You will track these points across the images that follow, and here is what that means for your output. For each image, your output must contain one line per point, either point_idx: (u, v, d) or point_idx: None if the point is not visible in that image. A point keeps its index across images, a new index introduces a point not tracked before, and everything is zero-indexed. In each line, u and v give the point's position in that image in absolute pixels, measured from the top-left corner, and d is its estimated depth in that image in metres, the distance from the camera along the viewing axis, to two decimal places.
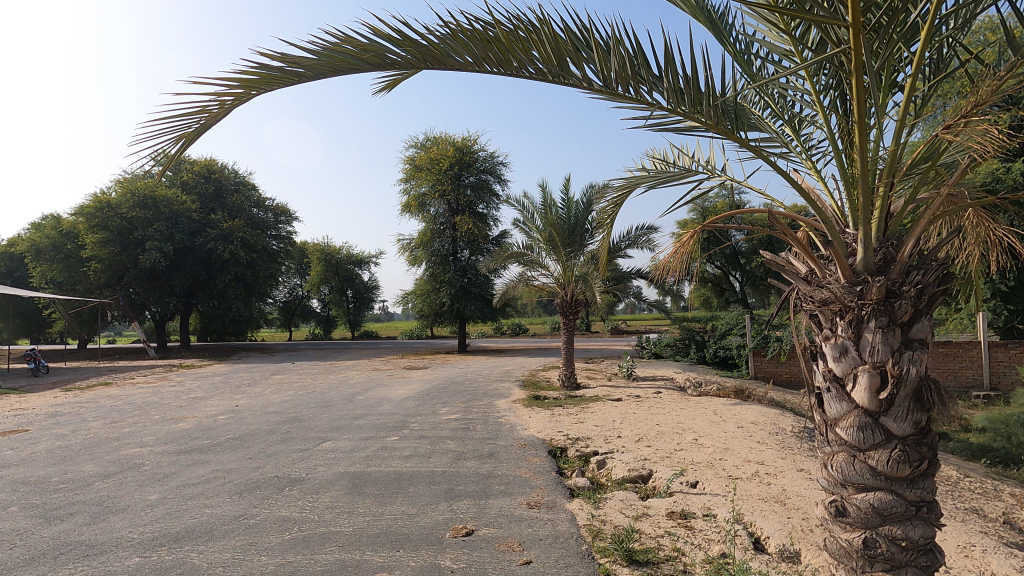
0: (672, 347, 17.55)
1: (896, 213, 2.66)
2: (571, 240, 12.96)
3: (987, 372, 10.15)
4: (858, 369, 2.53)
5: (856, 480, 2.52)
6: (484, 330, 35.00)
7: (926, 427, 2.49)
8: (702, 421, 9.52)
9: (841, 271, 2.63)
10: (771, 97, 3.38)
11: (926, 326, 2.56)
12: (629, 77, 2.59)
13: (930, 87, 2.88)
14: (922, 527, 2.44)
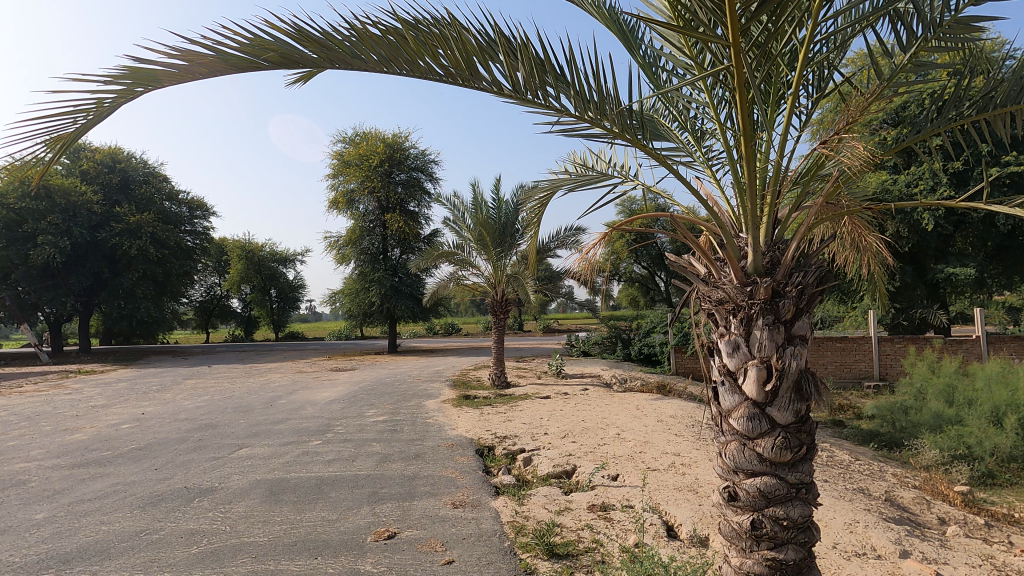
0: (600, 345, 18.06)
1: (782, 220, 2.88)
2: (502, 240, 13.01)
3: (877, 364, 11.17)
4: (749, 363, 2.74)
5: (746, 466, 2.73)
6: (416, 329, 34.49)
7: (806, 415, 2.72)
8: (625, 416, 9.88)
9: (734, 273, 2.83)
10: (677, 108, 3.55)
11: (806, 323, 2.79)
12: (537, 83, 2.65)
13: (813, 104, 3.14)
14: (801, 507, 2.67)
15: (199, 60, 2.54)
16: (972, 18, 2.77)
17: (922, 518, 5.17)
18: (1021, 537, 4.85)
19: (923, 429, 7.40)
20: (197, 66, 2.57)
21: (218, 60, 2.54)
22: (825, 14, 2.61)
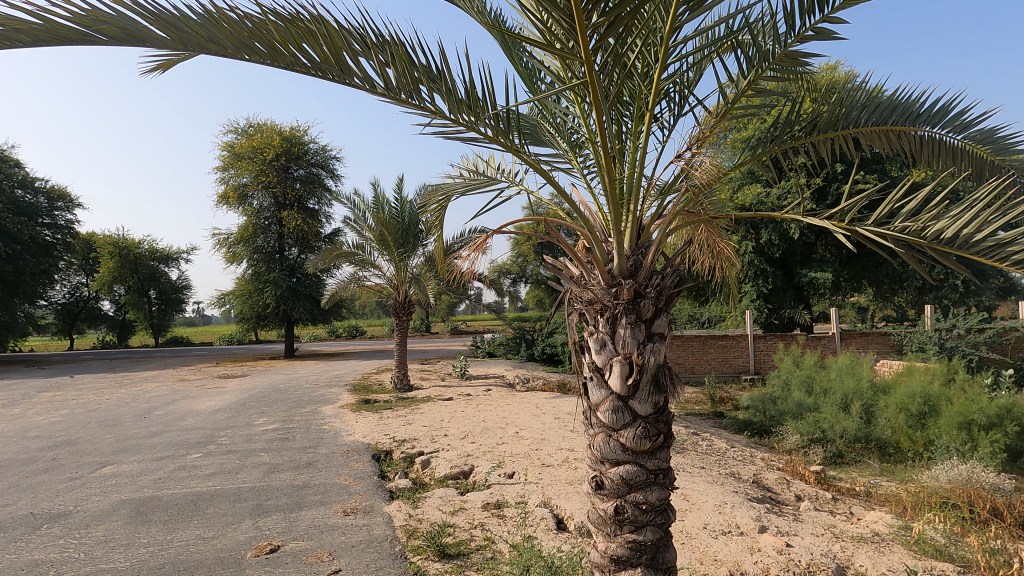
0: (504, 346, 18.28)
1: (645, 227, 3.11)
2: (405, 241, 12.79)
3: (752, 359, 12.25)
4: (614, 359, 2.93)
5: (611, 456, 2.92)
6: (316, 332, 32.91)
7: (663, 406, 2.96)
8: (525, 415, 10.10)
9: (601, 275, 3.01)
10: (556, 118, 3.74)
11: (664, 322, 3.04)
12: (409, 83, 2.68)
13: (672, 121, 3.43)
14: (658, 491, 2.90)
15: (20, 26, 2.29)
16: (798, 54, 3.18)
17: (781, 496, 5.75)
18: (858, 507, 5.55)
19: (788, 417, 8.23)
20: (17, 34, 2.32)
21: (45, 29, 2.30)
22: (676, 39, 2.87)
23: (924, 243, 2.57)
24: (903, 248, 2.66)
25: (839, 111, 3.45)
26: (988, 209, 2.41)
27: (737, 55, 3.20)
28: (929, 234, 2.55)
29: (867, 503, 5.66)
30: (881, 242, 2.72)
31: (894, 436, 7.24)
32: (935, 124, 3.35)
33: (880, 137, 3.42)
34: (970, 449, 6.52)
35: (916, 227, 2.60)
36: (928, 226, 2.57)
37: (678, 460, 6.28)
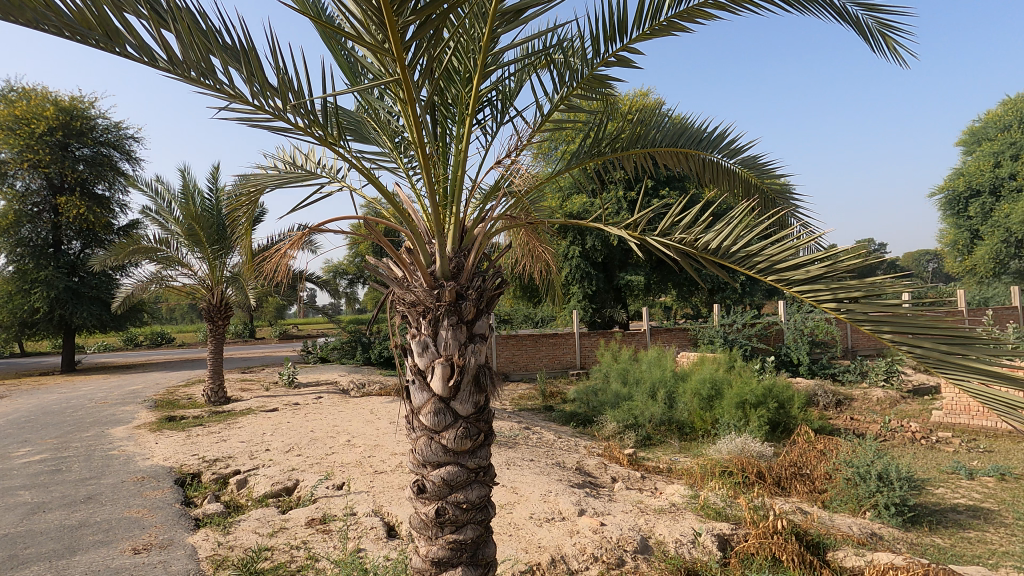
0: (338, 350, 17.32)
1: (468, 229, 3.15)
2: (220, 236, 11.39)
3: (579, 354, 13.18)
4: (435, 361, 2.92)
5: (433, 458, 2.92)
6: (107, 341, 27.86)
7: (484, 405, 3.02)
8: (358, 421, 9.66)
9: (423, 277, 2.98)
10: (379, 114, 3.65)
11: (485, 323, 3.11)
12: (201, 59, 2.40)
13: (494, 127, 3.55)
14: (478, 489, 2.96)
15: None
16: (603, 75, 3.49)
17: (599, 480, 6.26)
18: (662, 482, 6.28)
19: (608, 407, 9.01)
20: None
21: None
22: (493, 49, 2.97)
23: (696, 253, 3.00)
24: (681, 255, 3.09)
25: (639, 131, 3.88)
26: (740, 225, 2.90)
27: (551, 70, 3.42)
28: (700, 245, 2.99)
29: (668, 478, 6.43)
30: (665, 251, 3.13)
31: (690, 417, 8.33)
32: (714, 150, 3.93)
33: (672, 157, 3.91)
34: (744, 425, 7.79)
35: (689, 238, 3.04)
36: (699, 238, 3.02)
37: (509, 455, 6.51)
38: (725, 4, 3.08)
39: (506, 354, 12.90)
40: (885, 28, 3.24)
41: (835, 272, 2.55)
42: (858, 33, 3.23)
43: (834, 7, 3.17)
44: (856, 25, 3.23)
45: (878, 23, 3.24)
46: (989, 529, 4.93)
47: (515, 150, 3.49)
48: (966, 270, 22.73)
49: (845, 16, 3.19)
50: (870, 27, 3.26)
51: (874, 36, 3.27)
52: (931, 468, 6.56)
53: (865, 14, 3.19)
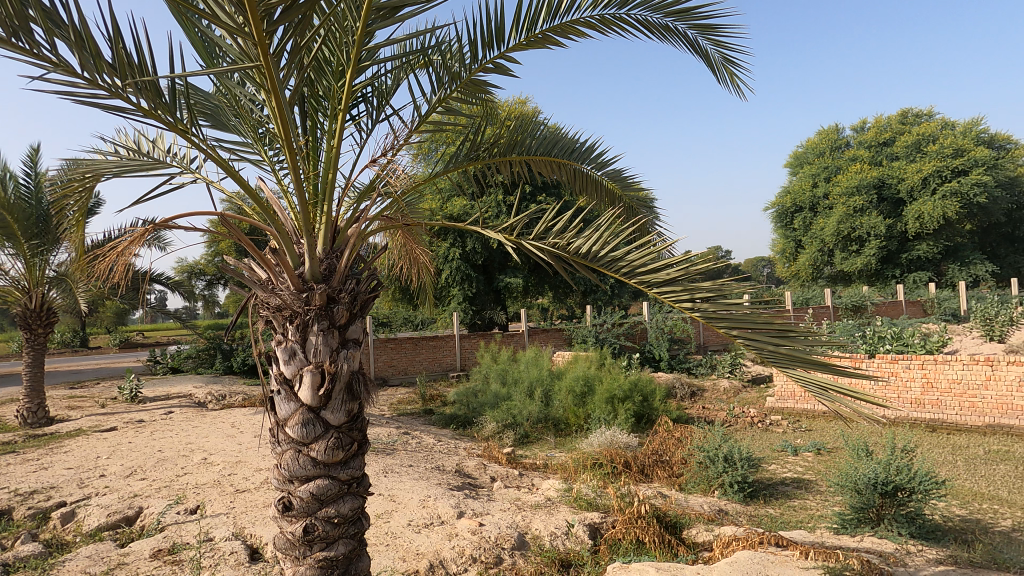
0: (193, 359, 15.61)
1: (340, 229, 3.00)
2: (40, 230, 9.70)
3: (459, 357, 13.19)
4: (303, 369, 2.74)
5: (300, 473, 2.74)
6: None
7: (357, 413, 2.89)
8: (216, 437, 8.77)
9: (290, 279, 2.79)
10: (240, 101, 3.35)
11: (359, 327, 2.97)
12: (11, 18, 2.04)
13: (370, 125, 3.43)
14: (350, 501, 2.83)
15: None
16: (481, 80, 3.53)
17: (478, 480, 6.30)
18: (538, 478, 6.48)
19: (487, 408, 9.06)
20: None
21: None
22: (367, 44, 2.87)
23: (569, 256, 3.15)
24: (554, 259, 3.22)
25: (515, 138, 3.98)
26: (607, 231, 3.08)
27: (429, 71, 3.39)
28: (572, 249, 3.14)
29: (544, 474, 6.67)
30: (539, 254, 3.24)
31: (565, 414, 8.71)
32: (584, 160, 4.16)
33: (546, 165, 4.07)
34: (613, 418, 8.32)
35: (562, 243, 3.18)
36: (570, 243, 3.17)
37: (386, 462, 6.31)
38: (594, 23, 3.27)
39: (384, 358, 12.52)
40: (728, 63, 3.65)
41: (688, 275, 2.81)
42: (705, 64, 3.61)
43: (687, 38, 3.51)
44: (705, 57, 3.60)
45: (723, 57, 3.64)
46: (809, 497, 5.76)
47: (392, 151, 3.41)
48: (792, 274, 26.38)
49: (696, 47, 3.54)
50: (717, 59, 3.65)
51: (720, 68, 3.67)
52: (766, 447, 7.50)
53: (713, 48, 3.57)
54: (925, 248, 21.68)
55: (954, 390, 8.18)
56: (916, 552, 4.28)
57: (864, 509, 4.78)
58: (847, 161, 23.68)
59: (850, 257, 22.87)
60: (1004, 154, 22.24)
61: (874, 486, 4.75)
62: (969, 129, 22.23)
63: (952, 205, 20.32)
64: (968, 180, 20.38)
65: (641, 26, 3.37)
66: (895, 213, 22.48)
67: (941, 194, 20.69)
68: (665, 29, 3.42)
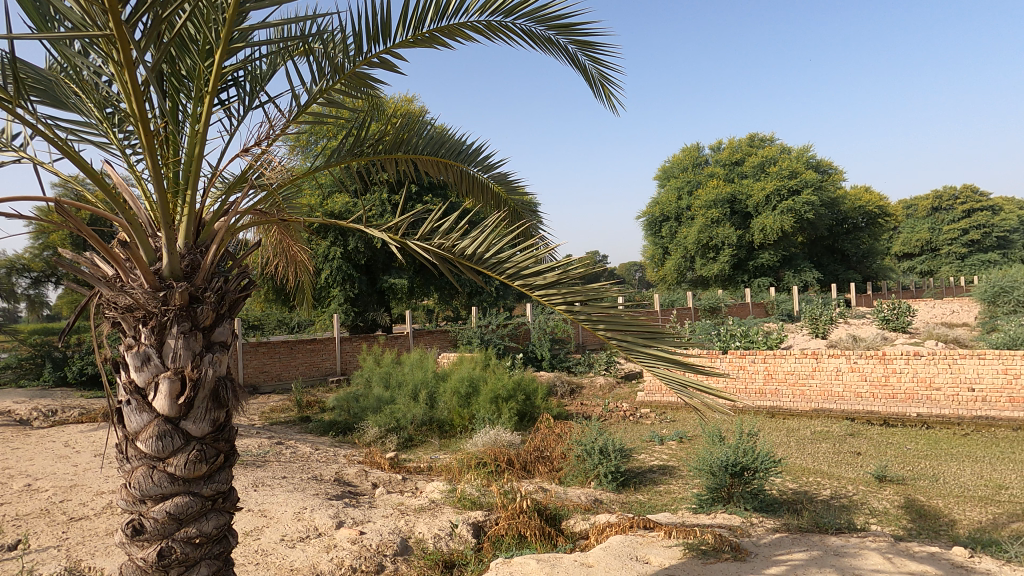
0: (13, 369, 13.28)
1: (205, 223, 2.75)
2: None
3: (339, 360, 12.62)
4: (159, 376, 2.47)
5: (155, 491, 2.47)
6: None
7: (224, 422, 2.65)
8: (44, 459, 7.54)
9: (143, 276, 2.50)
10: (80, 75, 2.94)
11: (227, 329, 2.73)
12: None
13: (241, 112, 3.18)
14: (215, 518, 2.60)
15: None
16: (365, 74, 3.43)
17: (359, 488, 6.08)
18: (422, 481, 6.41)
19: (369, 412, 8.75)
20: None
21: None
22: (238, 25, 2.67)
23: (454, 258, 3.17)
24: (439, 260, 3.23)
25: (401, 136, 3.92)
26: (491, 234, 3.14)
27: (308, 60, 3.23)
28: (457, 251, 3.16)
29: (428, 476, 6.61)
30: (424, 255, 3.23)
31: (449, 415, 8.70)
32: (471, 162, 4.21)
33: (433, 165, 4.06)
34: (497, 417, 8.46)
35: (447, 244, 3.18)
36: (455, 244, 3.19)
37: (256, 475, 5.85)
38: (481, 28, 3.33)
39: (254, 364, 11.59)
40: (605, 80, 3.89)
41: (567, 278, 2.95)
42: (583, 78, 3.82)
43: (568, 52, 3.69)
44: (583, 71, 3.81)
45: (600, 73, 3.88)
46: (673, 482, 6.31)
47: (267, 141, 3.19)
48: (660, 278, 28.69)
49: (575, 61, 3.74)
50: (594, 75, 3.88)
51: (597, 84, 3.91)
52: (637, 438, 8.09)
53: (591, 63, 3.79)
54: (768, 257, 24.73)
55: (789, 380, 9.43)
56: (758, 523, 4.88)
57: (717, 488, 5.35)
58: (705, 176, 26.30)
59: (708, 264, 25.41)
60: (827, 177, 26.08)
61: (725, 467, 5.33)
62: (801, 154, 25.75)
63: (788, 219, 23.41)
64: (800, 198, 23.60)
65: (525, 35, 3.48)
66: (744, 225, 25.38)
67: (780, 210, 23.74)
68: (548, 42, 3.58)
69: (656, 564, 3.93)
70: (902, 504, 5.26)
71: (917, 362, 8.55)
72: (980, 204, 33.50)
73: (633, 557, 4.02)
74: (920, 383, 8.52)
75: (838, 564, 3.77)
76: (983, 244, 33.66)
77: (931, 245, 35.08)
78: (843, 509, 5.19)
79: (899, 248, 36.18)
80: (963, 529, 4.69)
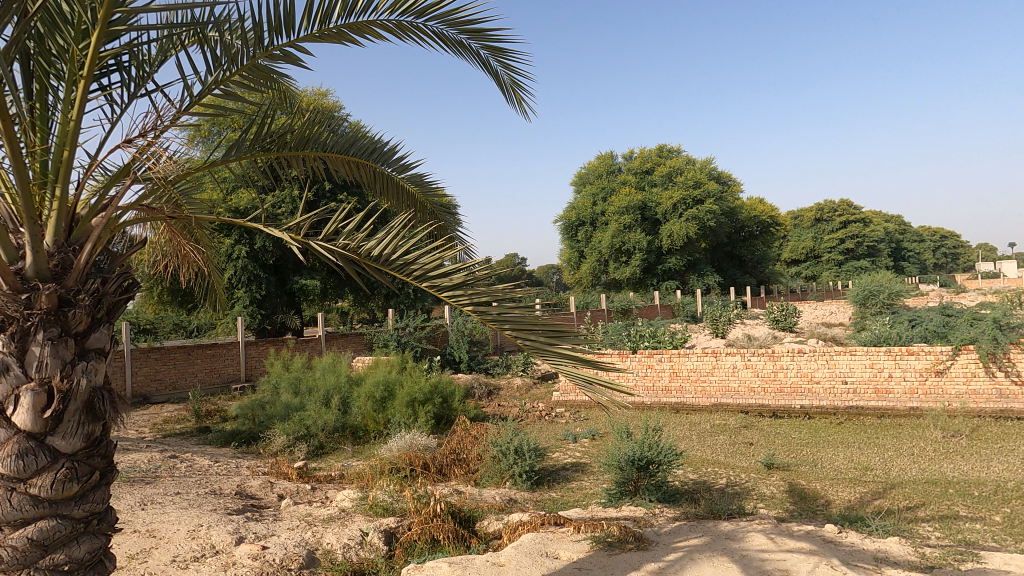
0: None
1: (79, 219, 2.50)
2: None
3: (244, 366, 11.86)
4: (21, 388, 2.22)
5: (14, 517, 2.22)
6: None
7: (100, 437, 2.43)
8: None
9: (2, 277, 2.24)
10: None
11: (105, 335, 2.50)
12: None
13: (124, 99, 2.93)
14: (87, 543, 2.38)
15: None
16: (268, 67, 3.30)
17: (263, 500, 5.75)
18: (332, 490, 6.18)
19: (275, 420, 8.28)
20: None
21: None
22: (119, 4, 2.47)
23: (360, 259, 3.11)
24: (345, 261, 3.16)
25: (309, 132, 3.78)
26: (398, 234, 3.10)
27: (204, 48, 3.03)
28: (363, 252, 3.10)
29: (339, 485, 6.39)
30: (329, 256, 3.15)
31: (363, 421, 8.46)
32: (384, 162, 4.14)
33: (344, 164, 3.95)
34: (413, 421, 8.34)
35: (353, 245, 3.11)
36: (361, 245, 3.12)
37: (144, 493, 5.37)
38: (391, 27, 3.30)
39: (145, 371, 10.63)
40: (516, 86, 3.98)
41: (476, 279, 2.98)
42: (495, 83, 3.89)
43: (480, 57, 3.74)
44: (495, 76, 3.88)
45: (512, 79, 3.96)
46: (584, 479, 6.52)
47: (155, 132, 2.97)
48: (576, 281, 29.58)
49: (487, 66, 3.79)
50: (506, 80, 3.96)
51: (508, 89, 3.99)
52: (551, 437, 8.29)
53: (502, 69, 3.87)
54: (675, 262, 26.24)
55: (691, 377, 10.06)
56: (660, 513, 5.17)
57: (624, 482, 5.59)
58: (618, 184, 27.47)
59: (621, 268, 26.52)
60: (726, 188, 28.08)
61: (632, 462, 5.60)
62: (705, 166, 27.51)
63: (692, 227, 24.96)
64: (703, 207, 25.26)
65: (437, 37, 3.49)
66: (653, 231, 26.76)
67: (686, 217, 25.28)
68: (460, 45, 3.60)
69: (566, 559, 4.06)
70: (786, 488, 5.78)
71: (801, 358, 9.43)
72: (854, 217, 37.48)
73: (543, 553, 4.12)
74: (802, 378, 9.40)
75: (729, 546, 4.08)
76: (856, 252, 37.72)
77: (814, 253, 38.80)
78: (736, 496, 5.62)
79: (788, 255, 39.69)
80: (836, 507, 5.23)
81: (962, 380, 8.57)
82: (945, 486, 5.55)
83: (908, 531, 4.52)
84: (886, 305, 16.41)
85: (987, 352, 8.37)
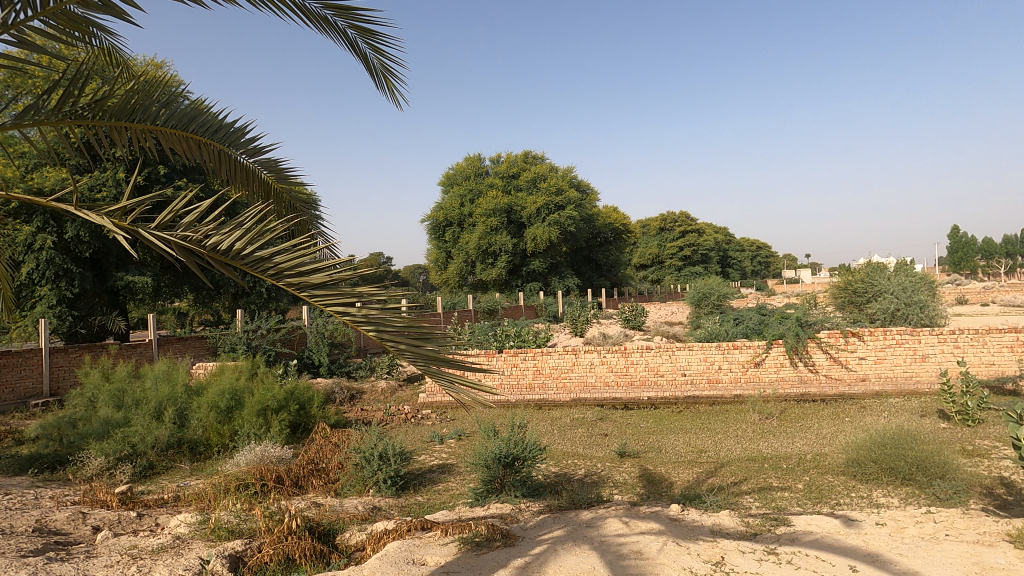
0: None
1: None
2: None
3: (46, 379, 9.93)
4: None
5: None
6: None
7: None
8: None
9: None
10: None
11: None
12: None
13: None
14: None
15: None
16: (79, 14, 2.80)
17: (71, 536, 4.82)
18: (164, 516, 5.41)
19: (90, 439, 7.00)
20: None
21: None
22: None
23: (203, 252, 2.72)
24: (184, 254, 2.75)
25: (134, 101, 3.21)
26: (251, 228, 2.77)
27: None
28: (208, 245, 2.72)
29: (172, 509, 5.60)
30: (164, 247, 2.73)
31: (204, 435, 7.52)
32: (230, 144, 3.72)
33: (181, 142, 3.44)
34: (265, 432, 7.63)
35: (195, 237, 2.73)
36: (207, 237, 2.75)
37: None
38: None
39: None
40: (386, 71, 3.83)
41: (341, 278, 2.75)
42: (363, 66, 3.70)
43: (347, 37, 3.53)
44: (364, 59, 3.69)
45: (382, 65, 3.80)
46: (450, 480, 6.45)
47: None
48: (444, 282, 29.37)
49: (354, 47, 3.59)
50: (376, 65, 3.79)
51: (378, 74, 3.83)
52: (417, 440, 8.11)
53: (371, 52, 3.69)
54: (538, 264, 27.32)
55: (553, 374, 10.51)
56: (525, 508, 5.30)
57: (491, 481, 5.62)
58: (486, 186, 27.91)
59: (487, 269, 26.84)
60: (586, 197, 29.90)
61: (498, 460, 5.64)
62: (566, 175, 29.00)
63: (555, 231, 26.16)
64: (565, 213, 26.63)
65: (298, 9, 3.20)
66: (518, 234, 27.62)
67: (549, 222, 26.48)
68: (324, 22, 3.35)
69: (433, 564, 3.96)
70: (636, 474, 6.26)
71: (649, 354, 10.28)
72: (690, 228, 42.31)
73: (409, 561, 3.98)
74: (650, 372, 10.26)
75: (589, 534, 4.28)
76: (693, 259, 42.51)
77: (659, 259, 42.93)
78: (593, 485, 5.95)
79: (637, 259, 43.33)
80: (678, 488, 5.76)
81: (774, 370, 10.00)
82: (761, 462, 6.40)
83: (735, 504, 5.13)
84: (716, 306, 18.65)
85: (792, 346, 9.84)
